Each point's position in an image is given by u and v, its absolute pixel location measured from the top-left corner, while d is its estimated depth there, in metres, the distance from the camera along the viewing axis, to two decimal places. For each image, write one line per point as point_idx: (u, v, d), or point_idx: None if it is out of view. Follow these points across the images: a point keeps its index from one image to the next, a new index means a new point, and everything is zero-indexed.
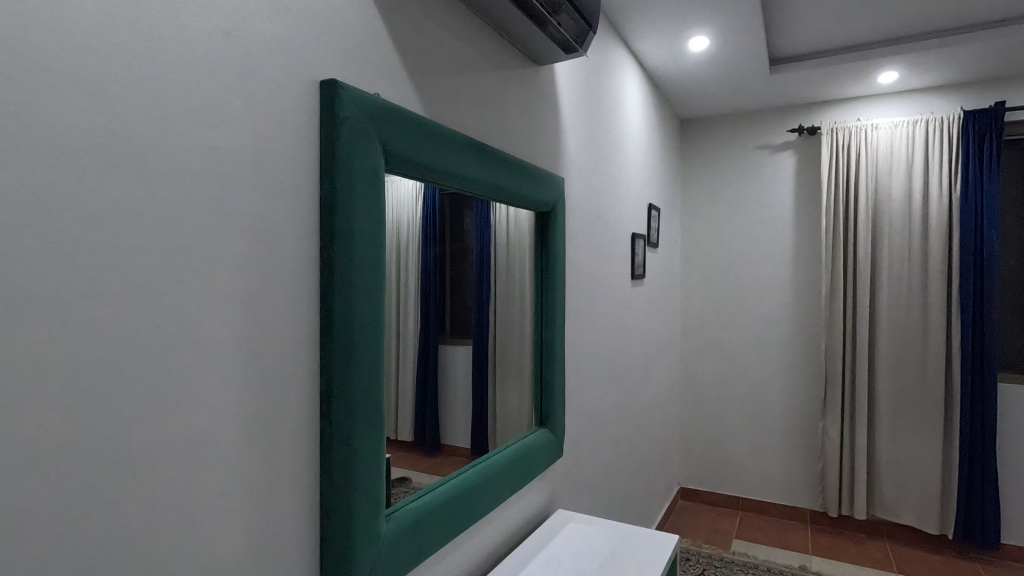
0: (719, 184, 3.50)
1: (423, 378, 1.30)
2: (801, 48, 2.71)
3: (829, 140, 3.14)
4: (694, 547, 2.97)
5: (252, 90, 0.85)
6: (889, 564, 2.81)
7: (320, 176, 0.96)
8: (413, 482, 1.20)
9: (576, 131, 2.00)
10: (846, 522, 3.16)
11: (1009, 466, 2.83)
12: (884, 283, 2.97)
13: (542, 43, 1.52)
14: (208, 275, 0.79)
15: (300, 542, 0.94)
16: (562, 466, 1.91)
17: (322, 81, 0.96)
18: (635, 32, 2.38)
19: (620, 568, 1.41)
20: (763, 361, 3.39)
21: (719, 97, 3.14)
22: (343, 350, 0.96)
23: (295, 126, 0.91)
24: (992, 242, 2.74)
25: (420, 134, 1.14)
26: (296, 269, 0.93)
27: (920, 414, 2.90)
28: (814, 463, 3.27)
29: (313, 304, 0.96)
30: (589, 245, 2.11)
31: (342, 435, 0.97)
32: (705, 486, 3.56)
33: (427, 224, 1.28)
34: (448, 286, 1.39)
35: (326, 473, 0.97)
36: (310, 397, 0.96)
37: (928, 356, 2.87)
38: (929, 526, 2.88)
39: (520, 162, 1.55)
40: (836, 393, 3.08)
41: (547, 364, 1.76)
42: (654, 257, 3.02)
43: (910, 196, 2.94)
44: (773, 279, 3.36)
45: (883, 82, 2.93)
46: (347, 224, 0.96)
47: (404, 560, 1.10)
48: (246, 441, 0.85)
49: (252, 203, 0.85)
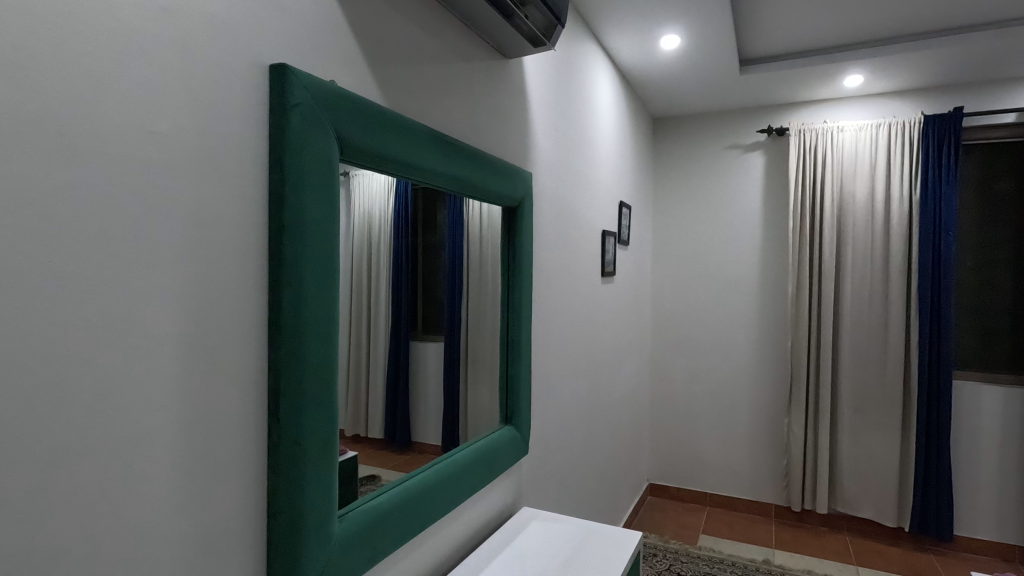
0: (691, 183, 3.53)
1: (390, 376, 1.29)
2: (770, 49, 2.74)
3: (797, 140, 3.19)
4: (661, 542, 3.00)
5: (193, 71, 0.81)
6: (847, 556, 2.88)
7: (269, 165, 0.92)
8: (382, 479, 1.20)
9: (546, 126, 1.99)
10: (808, 516, 3.23)
11: (964, 460, 2.92)
12: (848, 282, 3.03)
13: (509, 35, 1.51)
14: (143, 265, 0.75)
15: (244, 542, 0.90)
16: (528, 463, 1.90)
17: (272, 65, 0.92)
18: (607, 29, 2.37)
19: (583, 565, 1.41)
20: (731, 358, 3.44)
21: (691, 95, 3.16)
22: (292, 346, 0.93)
23: (240, 111, 0.88)
24: (949, 242, 2.82)
25: (379, 123, 1.11)
26: (242, 260, 0.89)
27: (880, 410, 2.98)
28: (778, 459, 3.33)
29: (262, 296, 0.92)
30: (559, 240, 2.11)
31: (291, 434, 0.93)
32: (673, 482, 3.60)
33: (392, 218, 1.26)
34: (413, 281, 1.36)
35: (273, 473, 0.93)
36: (257, 394, 0.92)
37: (888, 355, 2.94)
38: (887, 519, 2.96)
39: (485, 156, 1.52)
40: (801, 391, 3.14)
41: (513, 361, 1.74)
42: (624, 255, 3.03)
43: (873, 197, 3.01)
44: (742, 278, 3.40)
45: (849, 85, 2.99)
46: (298, 216, 0.93)
47: (361, 558, 1.08)
48: (185, 440, 0.81)
49: (193, 189, 0.81)
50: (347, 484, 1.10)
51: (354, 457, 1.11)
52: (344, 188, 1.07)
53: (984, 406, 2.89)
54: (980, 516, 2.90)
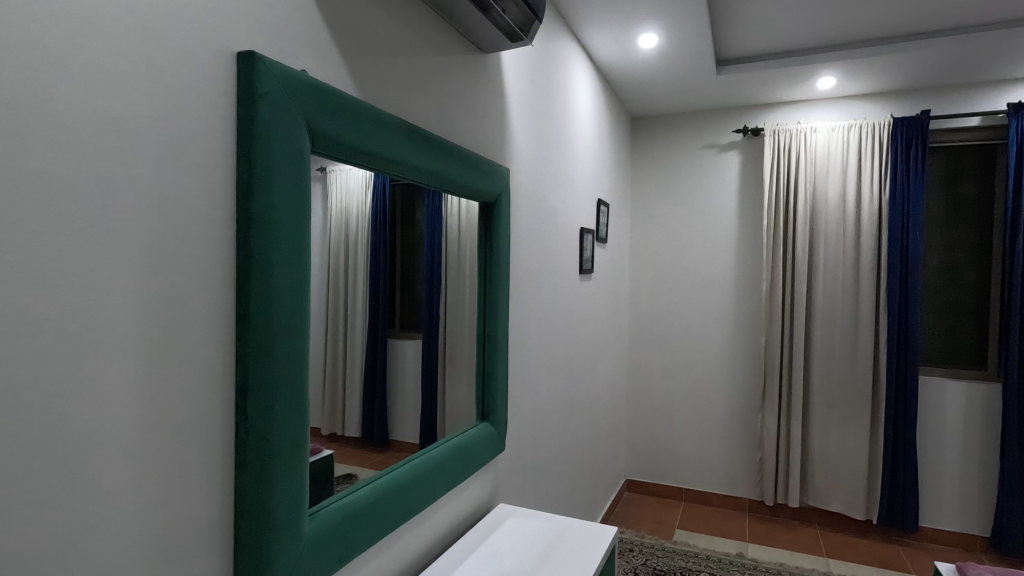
0: (669, 182, 3.56)
1: (368, 373, 1.28)
2: (746, 50, 2.78)
3: (772, 140, 3.24)
4: (637, 537, 3.03)
5: (155, 57, 0.78)
6: (818, 549, 2.94)
7: (237, 156, 0.90)
8: (358, 479, 1.19)
9: (523, 123, 1.98)
10: (781, 509, 3.29)
11: (930, 453, 3.00)
12: (820, 280, 3.09)
13: (486, 29, 1.50)
14: (100, 256, 0.72)
15: (210, 542, 0.88)
16: (505, 460, 1.89)
17: (240, 53, 0.89)
18: (585, 26, 2.38)
19: (558, 562, 1.40)
20: (707, 354, 3.48)
21: (669, 94, 3.18)
22: (261, 342, 0.91)
23: (206, 100, 0.85)
24: (916, 241, 2.90)
25: (352, 115, 1.09)
26: (207, 252, 0.86)
27: (850, 405, 3.05)
28: (752, 454, 3.38)
29: (229, 289, 0.90)
30: (537, 236, 2.10)
31: (259, 432, 0.91)
32: (650, 478, 3.63)
33: (369, 213, 1.25)
34: (391, 276, 1.35)
35: (241, 471, 0.91)
36: (223, 391, 0.89)
37: (858, 352, 3.01)
38: (856, 512, 3.03)
39: (462, 151, 1.51)
40: (774, 387, 3.20)
41: (489, 357, 1.73)
42: (603, 253, 3.05)
43: (844, 197, 3.07)
44: (717, 276, 3.45)
45: (822, 87, 3.04)
46: (266, 208, 0.90)
47: (333, 557, 1.06)
48: (146, 438, 0.79)
49: (156, 179, 0.79)
50: (321, 481, 1.08)
51: (330, 456, 1.11)
52: (320, 183, 1.06)
53: (949, 402, 2.97)
54: (944, 507, 2.99)
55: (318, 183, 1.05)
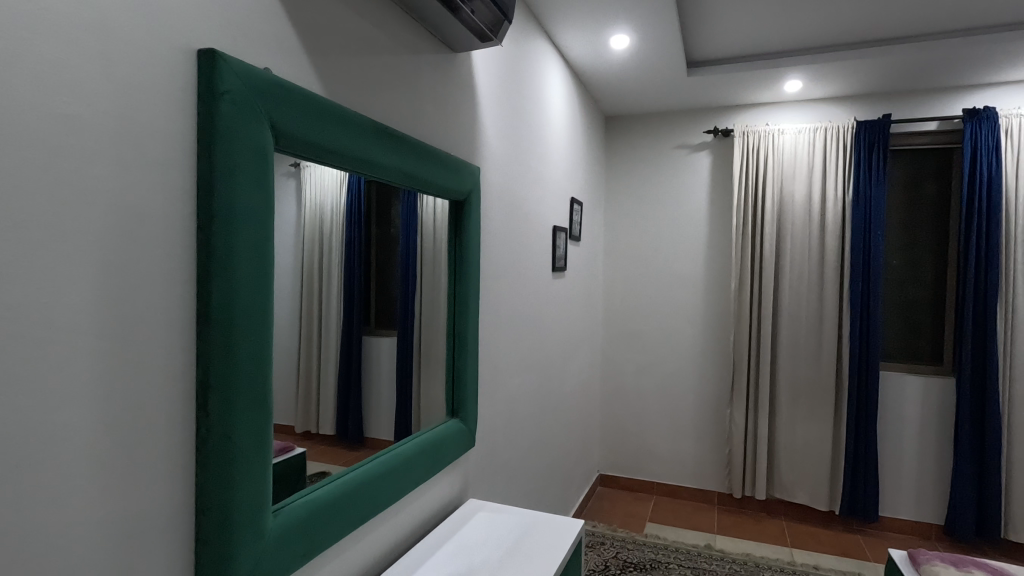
0: (642, 182, 3.61)
1: (343, 372, 1.31)
2: (716, 52, 2.83)
3: (741, 142, 3.31)
4: (608, 531, 3.08)
5: (112, 53, 0.78)
6: (783, 539, 3.02)
7: (197, 154, 0.90)
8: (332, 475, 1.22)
9: (495, 122, 1.99)
10: (748, 501, 3.38)
11: (889, 446, 3.11)
12: (786, 277, 3.18)
13: (456, 29, 1.52)
14: (55, 252, 0.72)
15: (170, 540, 0.88)
16: (475, 456, 1.91)
17: (201, 50, 0.89)
18: (558, 27, 2.40)
19: (524, 555, 1.43)
20: (678, 350, 3.55)
21: (642, 95, 3.23)
22: (222, 339, 0.91)
23: (166, 97, 0.85)
24: (877, 241, 3.00)
25: (317, 113, 1.09)
26: (167, 249, 0.86)
27: (814, 399, 3.14)
28: (721, 448, 3.46)
29: (190, 286, 0.90)
30: (509, 234, 2.12)
31: (220, 429, 0.91)
32: (623, 472, 3.69)
33: (343, 212, 1.27)
34: (367, 275, 1.39)
35: (201, 469, 0.91)
36: (183, 388, 0.89)
37: (823, 348, 3.10)
38: (819, 503, 3.12)
39: (431, 149, 1.52)
40: (741, 382, 3.28)
41: (459, 354, 1.75)
42: (576, 251, 3.08)
43: (810, 197, 3.15)
44: (689, 274, 3.51)
45: (789, 90, 3.12)
46: (228, 205, 0.91)
47: (298, 553, 1.07)
48: (104, 436, 0.78)
49: (114, 176, 0.78)
50: (293, 478, 1.11)
51: (303, 454, 1.13)
52: (293, 179, 1.09)
53: (907, 396, 3.08)
54: (902, 498, 3.10)
55: (290, 178, 1.08)
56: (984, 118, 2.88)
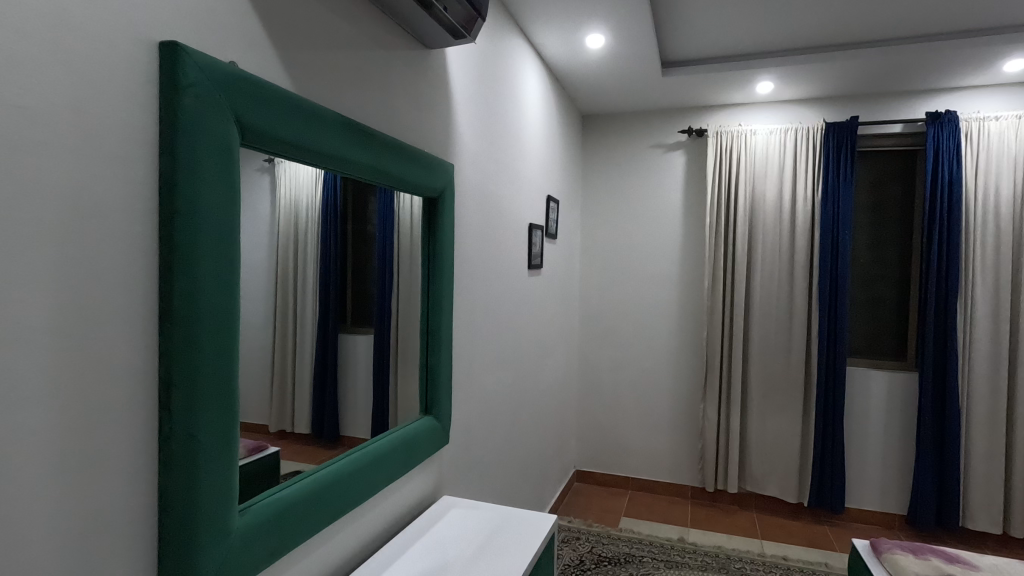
0: (617, 180, 3.64)
1: (318, 369, 1.32)
2: (690, 53, 2.87)
3: (714, 142, 3.37)
4: (583, 526, 3.11)
5: (69, 47, 0.76)
6: (753, 531, 3.09)
7: (160, 149, 0.88)
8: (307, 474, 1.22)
9: (469, 119, 1.99)
10: (721, 494, 3.44)
11: (855, 439, 3.20)
12: (758, 275, 3.24)
13: (429, 26, 1.51)
14: (11, 248, 0.71)
15: (133, 542, 0.87)
16: (450, 453, 1.91)
17: (163, 42, 0.87)
18: (533, 25, 2.41)
19: (496, 551, 1.44)
20: (653, 347, 3.59)
21: (617, 93, 3.25)
22: (187, 337, 0.90)
23: (126, 91, 0.83)
24: (845, 240, 3.07)
25: (284, 108, 1.07)
26: (128, 245, 0.84)
27: (783, 394, 3.21)
28: (695, 443, 3.52)
29: (152, 282, 0.88)
30: (484, 232, 2.13)
31: (184, 428, 0.90)
32: (599, 468, 3.73)
33: (318, 208, 1.28)
34: (343, 271, 1.40)
35: (165, 468, 0.90)
36: (145, 387, 0.88)
37: (792, 344, 3.18)
38: (789, 496, 3.20)
39: (404, 146, 1.51)
40: (714, 378, 3.34)
41: (433, 352, 1.75)
42: (552, 248, 3.10)
43: (781, 197, 3.22)
44: (663, 272, 3.56)
45: (761, 91, 3.18)
46: (191, 201, 0.89)
47: (266, 552, 1.06)
48: (64, 436, 0.77)
49: (73, 172, 0.77)
50: (266, 477, 1.12)
51: (276, 453, 1.14)
52: (267, 174, 1.10)
53: (873, 391, 3.17)
54: (868, 489, 3.19)
55: (264, 174, 1.09)
56: (946, 121, 2.98)
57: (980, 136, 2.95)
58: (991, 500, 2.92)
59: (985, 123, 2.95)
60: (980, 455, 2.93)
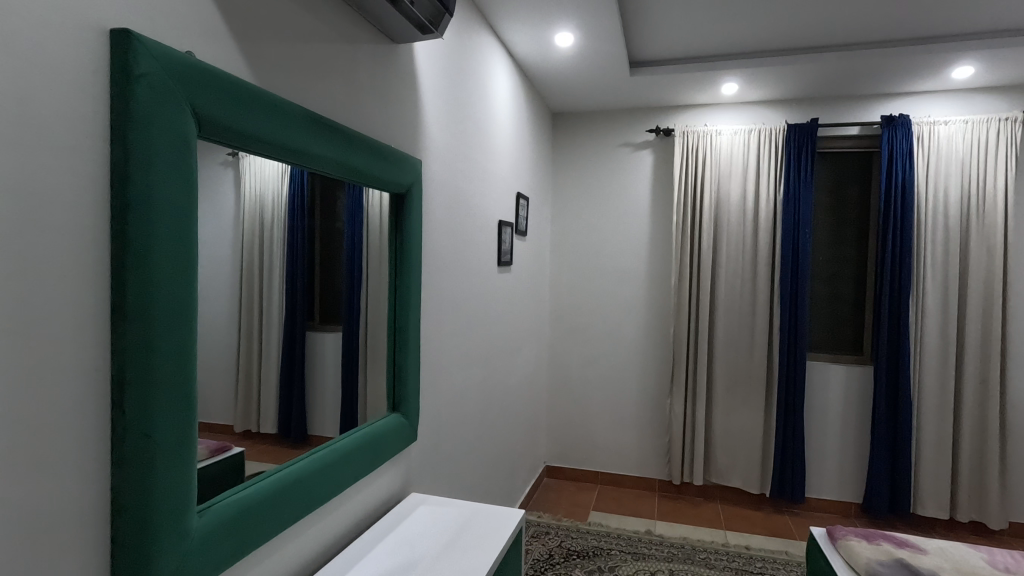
0: (587, 177, 3.68)
1: (285, 367, 1.31)
2: (658, 53, 2.91)
3: (681, 141, 3.43)
4: (553, 521, 3.13)
5: (12, 32, 0.73)
6: (718, 522, 3.17)
7: (111, 140, 0.85)
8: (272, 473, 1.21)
9: (437, 115, 1.98)
10: (687, 487, 3.52)
11: (814, 431, 3.31)
12: (722, 272, 3.32)
13: (395, 20, 1.50)
14: None
15: (85, 546, 0.84)
16: (418, 450, 1.90)
17: (114, 30, 0.85)
18: (502, 21, 2.41)
19: (463, 546, 1.44)
20: (622, 343, 3.64)
21: (587, 91, 3.27)
22: (140, 334, 0.87)
23: (75, 80, 0.80)
24: (805, 238, 3.17)
25: (244, 99, 1.05)
26: (76, 239, 0.81)
27: (747, 387, 3.30)
28: (662, 437, 3.58)
29: (103, 277, 0.86)
30: (452, 228, 2.12)
31: (138, 428, 0.87)
32: (568, 463, 3.77)
33: (285, 203, 1.26)
34: (310, 267, 1.38)
35: (117, 470, 0.87)
36: (96, 386, 0.85)
37: (755, 338, 3.27)
38: (752, 487, 3.29)
39: (369, 141, 1.49)
40: (680, 372, 3.41)
41: (400, 349, 1.74)
42: (522, 245, 3.11)
43: (744, 196, 3.30)
44: (632, 269, 3.61)
45: (726, 92, 3.25)
46: (144, 194, 0.86)
47: (226, 553, 1.04)
48: (8, 438, 0.74)
49: (18, 163, 0.74)
50: (229, 477, 1.10)
51: (241, 453, 1.13)
52: (230, 168, 1.08)
53: (831, 384, 3.28)
54: (826, 479, 3.31)
55: (228, 168, 1.07)
56: (900, 125, 3.10)
57: (931, 139, 3.08)
58: (939, 487, 3.06)
59: (935, 127, 3.08)
60: (929, 445, 3.07)
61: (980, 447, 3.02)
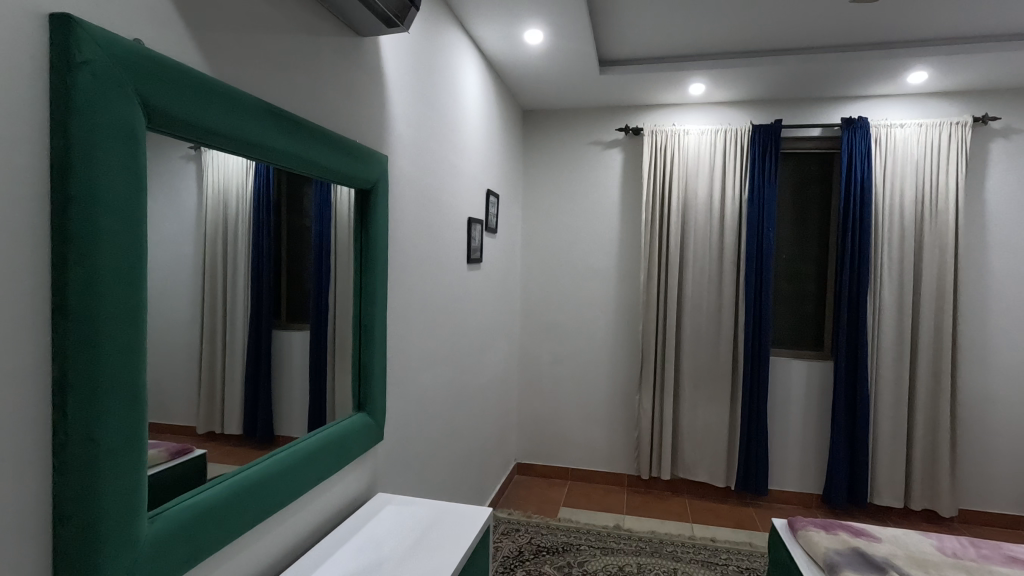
0: (557, 175, 3.69)
1: (250, 366, 1.28)
2: (626, 52, 2.93)
3: (650, 141, 3.46)
4: (523, 517, 3.14)
5: None
6: (684, 515, 3.23)
7: (52, 131, 0.81)
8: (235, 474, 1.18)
9: (405, 110, 1.95)
10: (655, 482, 3.57)
11: (777, 425, 3.39)
12: (690, 270, 3.37)
13: (360, 12, 1.47)
14: None
15: (27, 554, 0.80)
16: (385, 449, 1.88)
17: (54, 15, 0.81)
18: (471, 18, 2.39)
19: (431, 545, 1.44)
20: (592, 339, 3.67)
21: (556, 89, 3.28)
22: (83, 334, 0.83)
23: (12, 66, 0.76)
24: (769, 236, 3.24)
25: (198, 90, 1.01)
26: (13, 234, 0.77)
27: (712, 383, 3.36)
28: (631, 432, 3.62)
29: (43, 275, 0.82)
30: (420, 224, 2.09)
31: (81, 432, 0.84)
32: (539, 460, 3.78)
33: (249, 198, 1.23)
34: (275, 265, 1.35)
35: (60, 475, 0.83)
36: (35, 389, 0.81)
37: (721, 335, 3.33)
38: (717, 481, 3.36)
39: (333, 135, 1.46)
40: (648, 369, 3.46)
41: (366, 347, 1.71)
42: (492, 242, 3.10)
43: (711, 195, 3.36)
44: (602, 266, 3.64)
45: (693, 93, 3.30)
46: (88, 187, 0.82)
47: (184, 558, 1.01)
48: None
49: None
50: (190, 479, 1.07)
51: (204, 455, 1.10)
52: (191, 162, 1.05)
53: (793, 379, 3.37)
54: (788, 471, 3.40)
55: (189, 163, 1.04)
56: (859, 127, 3.19)
57: (888, 142, 3.19)
58: (895, 477, 3.17)
59: (891, 130, 3.19)
60: (886, 437, 3.18)
61: (932, 438, 3.14)
